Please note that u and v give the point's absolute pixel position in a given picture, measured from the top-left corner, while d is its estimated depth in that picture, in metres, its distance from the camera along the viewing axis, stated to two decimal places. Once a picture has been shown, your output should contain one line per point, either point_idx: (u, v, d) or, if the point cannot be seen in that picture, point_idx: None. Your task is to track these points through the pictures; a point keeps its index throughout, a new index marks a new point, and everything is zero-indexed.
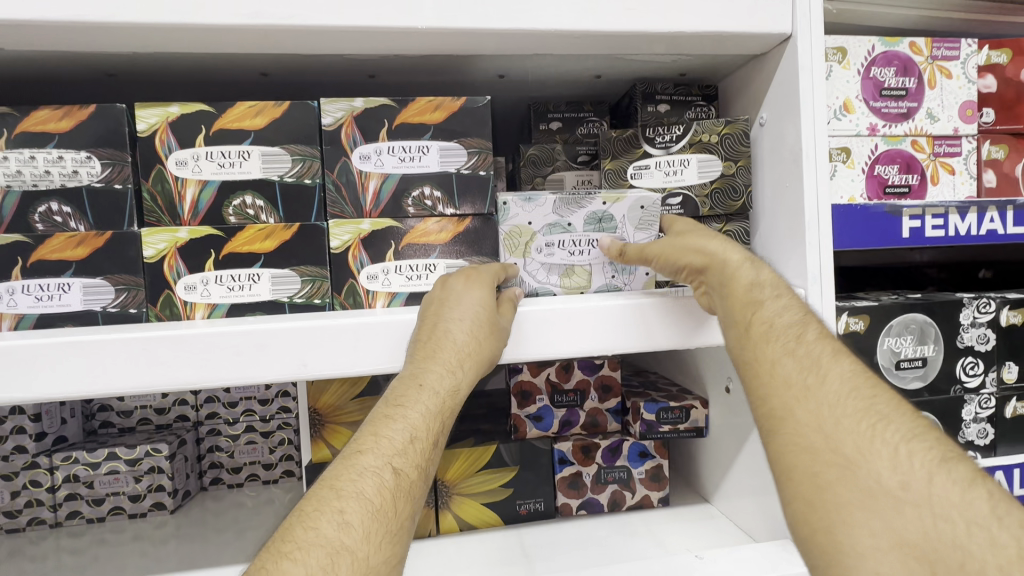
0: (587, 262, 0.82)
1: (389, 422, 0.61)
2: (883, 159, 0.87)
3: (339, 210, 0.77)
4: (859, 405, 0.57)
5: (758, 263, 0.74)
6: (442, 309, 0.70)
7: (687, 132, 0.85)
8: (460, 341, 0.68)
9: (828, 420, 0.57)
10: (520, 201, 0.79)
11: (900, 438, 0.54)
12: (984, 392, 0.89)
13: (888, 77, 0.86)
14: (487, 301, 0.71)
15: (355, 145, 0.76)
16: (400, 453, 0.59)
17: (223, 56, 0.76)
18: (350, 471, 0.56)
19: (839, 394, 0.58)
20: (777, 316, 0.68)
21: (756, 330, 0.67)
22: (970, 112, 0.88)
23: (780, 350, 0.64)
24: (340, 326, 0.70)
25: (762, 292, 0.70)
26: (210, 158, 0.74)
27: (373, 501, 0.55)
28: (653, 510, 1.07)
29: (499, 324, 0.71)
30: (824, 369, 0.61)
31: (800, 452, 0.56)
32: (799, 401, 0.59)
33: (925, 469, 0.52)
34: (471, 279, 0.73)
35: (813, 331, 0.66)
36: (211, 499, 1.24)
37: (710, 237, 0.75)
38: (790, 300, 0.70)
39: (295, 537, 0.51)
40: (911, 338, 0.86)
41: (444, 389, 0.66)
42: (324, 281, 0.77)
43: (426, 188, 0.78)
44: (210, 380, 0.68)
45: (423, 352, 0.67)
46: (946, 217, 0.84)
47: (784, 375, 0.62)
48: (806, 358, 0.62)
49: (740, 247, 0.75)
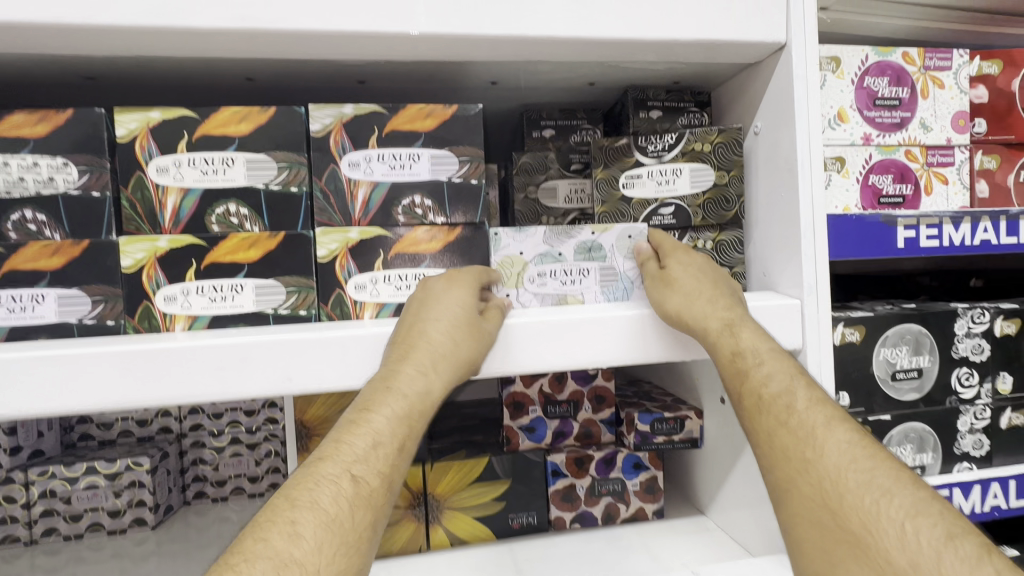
0: (580, 290, 0.81)
1: (354, 430, 0.60)
2: (877, 169, 0.87)
3: (327, 218, 0.75)
4: (859, 477, 0.57)
5: (739, 328, 0.69)
6: (422, 312, 0.69)
7: (680, 140, 0.84)
8: (433, 352, 0.66)
9: (833, 493, 0.57)
10: (511, 232, 0.79)
11: (905, 512, 0.53)
12: (979, 403, 0.89)
13: (881, 86, 0.85)
14: (469, 303, 0.69)
15: (344, 152, 0.75)
16: (361, 460, 0.58)
17: (209, 60, 0.75)
18: (308, 480, 0.55)
19: (839, 468, 0.58)
20: (767, 383, 0.66)
21: (750, 400, 0.67)
22: (962, 122, 0.88)
23: (773, 424, 0.64)
24: (326, 338, 0.68)
25: (747, 360, 0.67)
26: (193, 165, 0.71)
27: (329, 512, 0.53)
28: (648, 523, 1.05)
29: (480, 325, 0.69)
30: (819, 440, 0.60)
31: (808, 524, 0.58)
32: (801, 473, 0.60)
33: (932, 546, 0.51)
34: (450, 282, 0.71)
35: (803, 398, 0.64)
36: (194, 514, 1.20)
37: (693, 299, 0.71)
38: (774, 364, 0.67)
39: (245, 548, 0.49)
40: (907, 349, 0.86)
41: (414, 406, 0.63)
42: (310, 291, 0.74)
43: (416, 197, 0.76)
44: (190, 396, 0.66)
45: (392, 364, 0.65)
46: (940, 227, 0.84)
47: (782, 446, 0.62)
48: (799, 431, 0.62)
49: (724, 308, 0.71)
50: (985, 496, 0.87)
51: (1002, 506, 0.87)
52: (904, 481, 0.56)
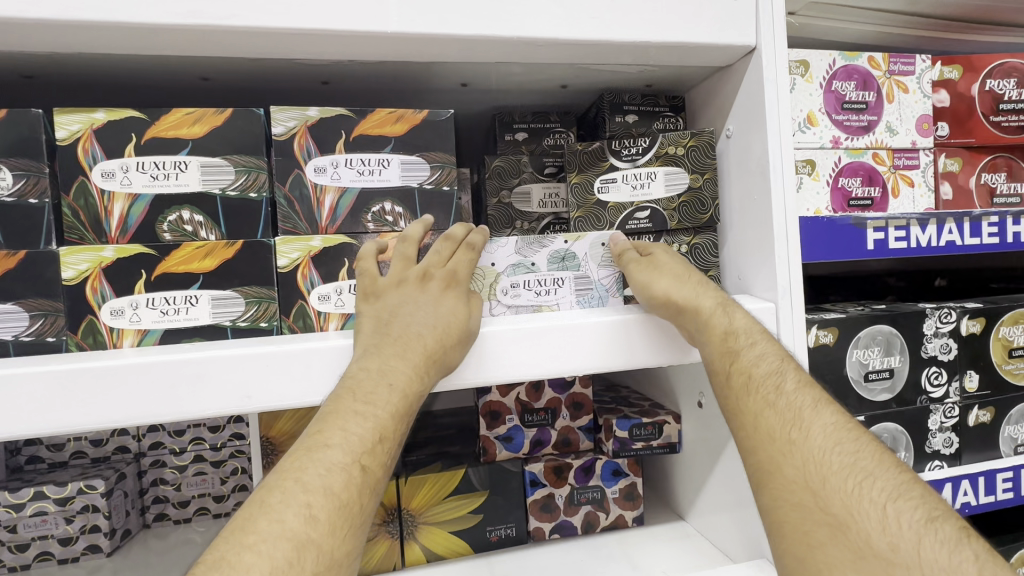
0: (555, 301, 0.79)
1: (354, 417, 0.58)
2: (846, 172, 0.87)
3: (292, 226, 0.71)
4: (843, 460, 0.58)
5: (731, 310, 0.71)
6: (415, 307, 0.68)
7: (653, 143, 0.83)
8: (427, 343, 0.64)
9: (815, 475, 0.57)
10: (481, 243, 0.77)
11: (887, 496, 0.55)
12: (948, 402, 0.90)
13: (849, 90, 0.86)
14: (459, 309, 0.68)
15: (309, 156, 0.71)
16: (368, 449, 0.58)
17: (160, 59, 0.70)
18: (317, 464, 0.55)
19: (823, 450, 0.59)
20: (756, 364, 0.66)
21: (739, 379, 0.66)
22: (926, 125, 0.90)
23: (761, 403, 0.63)
24: (288, 353, 0.64)
25: (739, 340, 0.68)
26: (141, 169, 0.67)
27: (340, 497, 0.54)
28: (629, 530, 1.04)
29: (474, 312, 0.69)
30: (805, 422, 0.61)
31: (788, 507, 0.57)
32: (784, 455, 0.60)
33: (912, 529, 0.52)
34: (437, 286, 0.70)
35: (792, 379, 0.65)
36: (154, 538, 1.13)
37: (684, 281, 0.72)
38: (765, 346, 0.68)
39: (258, 529, 0.49)
40: (879, 350, 0.86)
41: (409, 394, 0.63)
42: (271, 302, 0.71)
43: (386, 204, 0.73)
44: (141, 418, 0.61)
45: (380, 351, 0.64)
46: (908, 228, 0.85)
47: (767, 427, 0.62)
48: (788, 412, 0.62)
49: (714, 290, 0.73)
50: (956, 493, 0.88)
51: (972, 502, 0.89)
52: (885, 464, 0.58)
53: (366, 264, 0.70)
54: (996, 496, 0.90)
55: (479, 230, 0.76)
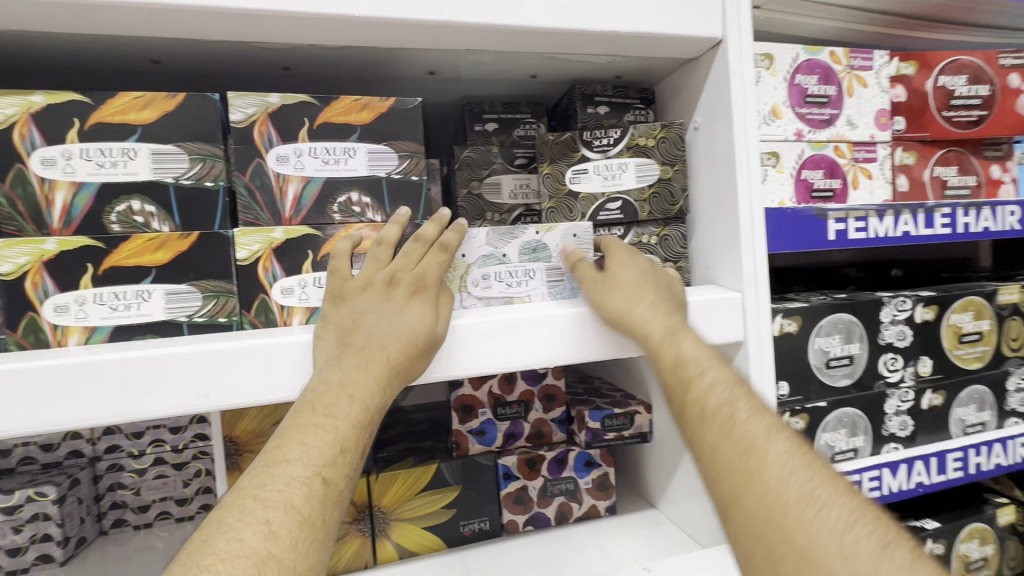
0: (526, 293, 0.79)
1: (317, 429, 0.56)
2: (809, 164, 0.89)
3: (253, 217, 0.68)
4: (800, 490, 0.53)
5: (678, 337, 0.68)
6: (378, 316, 0.64)
7: (624, 135, 0.83)
8: (391, 353, 0.62)
9: (774, 507, 0.53)
10: None
11: (844, 524, 0.51)
12: (903, 386, 0.94)
13: (811, 84, 0.88)
14: (425, 318, 0.64)
15: (270, 145, 0.68)
16: (330, 462, 0.55)
17: (105, 39, 0.66)
18: (276, 479, 0.52)
19: (780, 480, 0.54)
20: (709, 392, 0.63)
21: (690, 411, 0.64)
22: (884, 120, 0.92)
23: (716, 434, 0.60)
24: (249, 348, 0.62)
25: (690, 367, 0.66)
26: (86, 156, 0.63)
27: (300, 511, 0.51)
28: (601, 520, 1.05)
29: (442, 317, 0.66)
30: (759, 451, 0.57)
31: (753, 540, 0.54)
32: (743, 487, 0.55)
33: (872, 560, 0.48)
34: (404, 292, 0.66)
35: (746, 406, 0.61)
36: (113, 545, 1.09)
37: (634, 303, 0.70)
38: (715, 371, 0.65)
39: (216, 548, 0.47)
40: (839, 337, 0.89)
41: (372, 404, 0.61)
42: (230, 296, 0.68)
43: (353, 193, 0.71)
44: (89, 420, 0.58)
45: (342, 362, 0.61)
46: (867, 219, 0.87)
47: (726, 459, 0.58)
48: (742, 441, 0.58)
49: (665, 313, 0.70)
50: (911, 474, 0.92)
51: (925, 482, 0.93)
52: (845, 492, 0.54)
53: (340, 262, 0.66)
54: (946, 474, 0.94)
55: (454, 228, 0.72)
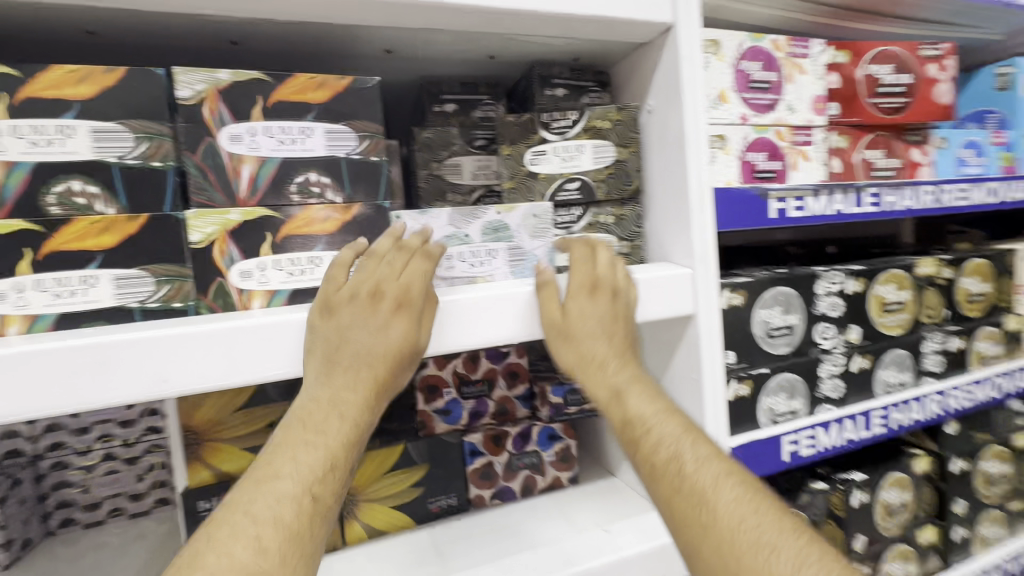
0: (488, 272, 0.80)
1: (305, 448, 0.58)
2: (753, 147, 0.94)
3: (207, 198, 0.66)
4: (750, 538, 0.57)
5: (626, 394, 0.73)
6: (360, 332, 0.64)
7: (582, 117, 0.85)
8: (375, 370, 0.64)
9: (729, 559, 0.57)
10: (414, 214, 0.76)
11: (792, 568, 0.54)
12: (836, 352, 1.03)
13: (755, 70, 0.93)
14: (402, 336, 0.65)
15: (222, 123, 0.66)
16: (320, 478, 0.56)
17: (32, 6, 0.62)
18: (267, 495, 0.53)
19: (731, 529, 0.58)
20: (659, 444, 0.67)
21: (645, 467, 0.68)
22: (819, 105, 0.99)
23: (669, 489, 0.64)
24: (209, 332, 0.61)
25: (639, 423, 0.70)
26: (17, 133, 0.59)
27: (290, 527, 0.52)
28: (565, 490, 1.10)
29: (424, 332, 0.67)
30: (710, 501, 0.60)
31: None
32: (699, 540, 0.59)
33: None
34: (387, 308, 0.65)
35: (695, 455, 0.65)
36: (62, 545, 1.05)
37: (585, 362, 0.76)
38: (661, 426, 0.69)
39: (207, 564, 0.47)
40: (779, 308, 0.96)
41: (361, 422, 0.62)
42: (185, 280, 0.66)
43: (311, 174, 0.70)
44: (35, 411, 0.55)
45: (331, 379, 0.62)
46: (804, 199, 0.94)
47: (681, 514, 0.62)
48: (692, 495, 0.62)
49: (614, 374, 0.75)
50: (841, 432, 1.01)
51: (854, 438, 1.02)
52: (792, 532, 0.58)
53: (337, 269, 0.66)
54: (872, 431, 1.04)
55: (438, 242, 0.72)
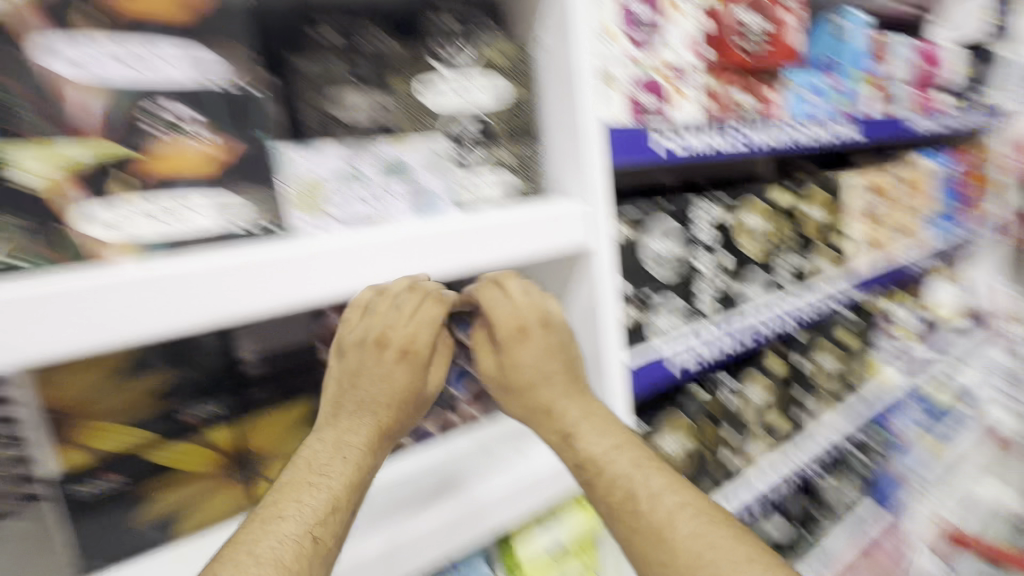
0: (387, 211, 0.77)
1: (311, 489, 0.62)
2: (642, 86, 1.00)
3: (40, 134, 0.55)
4: (704, 564, 0.65)
5: (576, 435, 0.79)
6: (362, 380, 0.71)
7: (473, 49, 0.84)
8: (381, 417, 0.72)
9: None
10: (301, 151, 0.71)
11: None
12: (709, 274, 1.17)
13: (641, 10, 0.98)
14: (400, 381, 0.73)
15: (46, 40, 0.55)
16: (321, 521, 0.61)
17: None
18: (269, 535, 0.57)
19: (688, 559, 0.66)
20: (617, 480, 0.74)
21: (606, 507, 0.74)
22: (694, 48, 1.09)
23: (629, 530, 0.71)
24: (76, 291, 0.50)
25: (593, 461, 0.76)
26: None
27: (290, 568, 0.56)
28: None
29: (418, 379, 0.75)
30: (667, 535, 0.68)
31: None
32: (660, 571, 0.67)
33: None
34: (392, 355, 0.72)
35: (651, 487, 0.72)
36: None
37: (527, 403, 0.81)
38: (615, 463, 0.75)
39: None
40: (660, 236, 1.08)
41: (362, 464, 0.67)
42: (16, 234, 0.54)
43: (172, 105, 0.61)
44: None
45: (337, 422, 0.70)
46: (686, 136, 1.02)
47: (642, 548, 0.70)
48: (651, 531, 0.69)
49: (565, 418, 0.80)
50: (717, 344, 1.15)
51: (728, 349, 1.18)
52: (746, 564, 0.65)
53: (353, 310, 0.73)
54: (742, 341, 1.20)
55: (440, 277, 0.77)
